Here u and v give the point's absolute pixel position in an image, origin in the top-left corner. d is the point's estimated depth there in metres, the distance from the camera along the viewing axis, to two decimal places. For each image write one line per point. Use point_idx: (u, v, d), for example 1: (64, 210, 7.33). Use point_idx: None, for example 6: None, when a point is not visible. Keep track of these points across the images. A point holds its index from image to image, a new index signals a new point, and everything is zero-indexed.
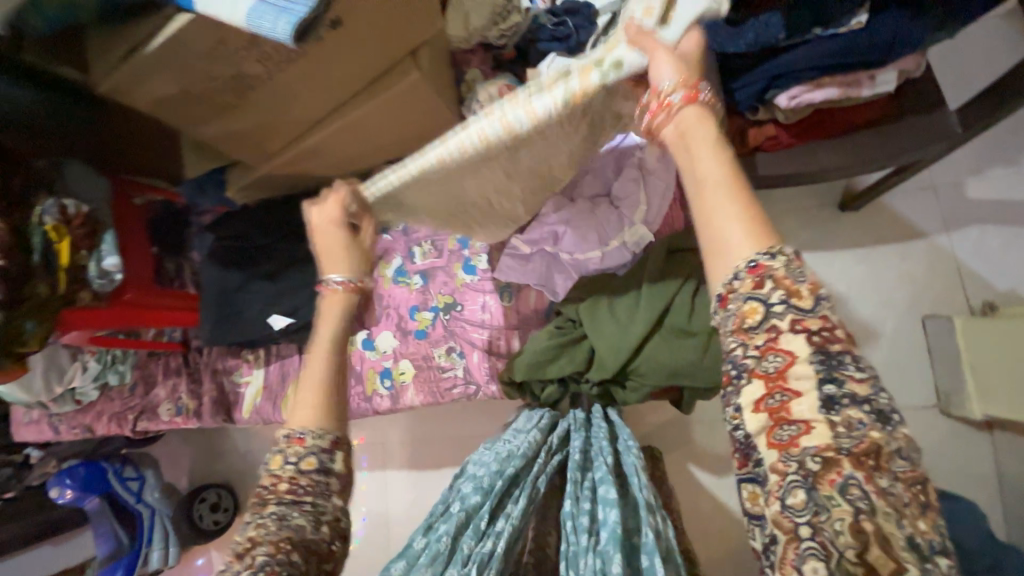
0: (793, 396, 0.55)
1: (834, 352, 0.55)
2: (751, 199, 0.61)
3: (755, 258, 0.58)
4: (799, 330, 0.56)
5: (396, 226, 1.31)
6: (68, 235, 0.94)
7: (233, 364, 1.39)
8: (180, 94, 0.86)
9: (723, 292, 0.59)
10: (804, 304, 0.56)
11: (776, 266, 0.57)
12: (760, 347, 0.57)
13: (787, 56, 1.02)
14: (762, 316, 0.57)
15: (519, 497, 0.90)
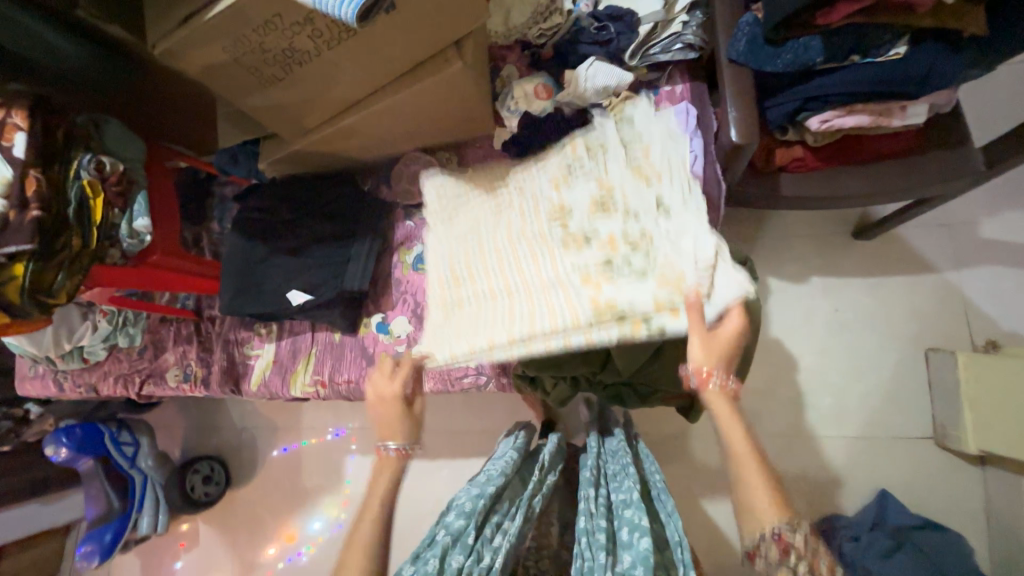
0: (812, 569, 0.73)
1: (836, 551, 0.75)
2: (768, 471, 0.82)
3: (779, 529, 0.76)
4: (817, 566, 0.73)
5: (418, 213, 1.34)
6: (102, 193, 0.96)
7: (245, 336, 1.40)
8: (230, 63, 0.87)
9: (755, 548, 0.78)
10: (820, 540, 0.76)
11: (795, 540, 0.75)
12: (791, 552, 0.74)
13: (823, 79, 1.04)
14: (795, 558, 0.74)
15: (514, 515, 0.98)
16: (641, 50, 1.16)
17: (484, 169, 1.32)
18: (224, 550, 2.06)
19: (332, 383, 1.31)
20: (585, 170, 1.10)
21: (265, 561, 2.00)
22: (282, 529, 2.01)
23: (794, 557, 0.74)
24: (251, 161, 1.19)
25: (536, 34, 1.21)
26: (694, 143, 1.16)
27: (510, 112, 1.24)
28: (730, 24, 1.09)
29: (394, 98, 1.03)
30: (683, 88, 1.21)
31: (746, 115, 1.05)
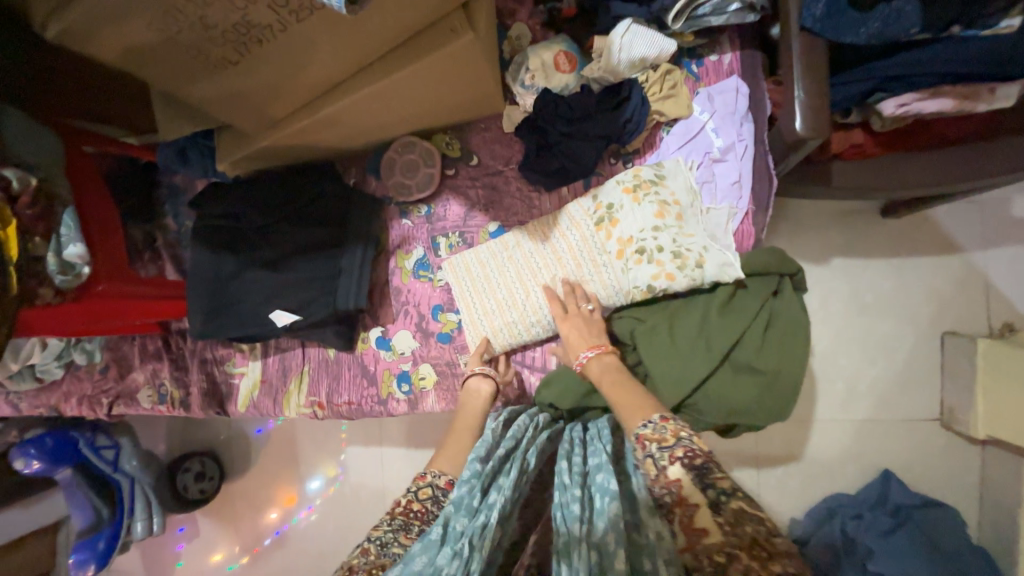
0: (690, 503, 0.61)
1: (703, 465, 0.64)
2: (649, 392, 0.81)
3: (639, 427, 0.74)
4: (674, 459, 0.66)
5: (417, 210, 1.14)
6: (14, 219, 0.73)
7: (225, 352, 1.25)
8: (161, 42, 0.63)
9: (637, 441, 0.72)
10: (668, 441, 0.69)
11: (649, 430, 0.72)
12: (662, 484, 0.65)
13: (908, 56, 0.87)
14: (652, 464, 0.68)
15: (510, 471, 0.75)
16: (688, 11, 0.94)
17: (491, 157, 1.11)
18: (224, 532, 1.99)
19: (331, 405, 1.19)
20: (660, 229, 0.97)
21: (269, 525, 1.95)
22: (282, 493, 1.96)
23: (673, 446, 0.68)
24: (207, 158, 0.96)
25: None
26: (744, 129, 0.98)
27: (524, 88, 1.03)
28: None
29: (384, 83, 0.80)
30: (731, 59, 1.01)
31: (817, 101, 0.87)
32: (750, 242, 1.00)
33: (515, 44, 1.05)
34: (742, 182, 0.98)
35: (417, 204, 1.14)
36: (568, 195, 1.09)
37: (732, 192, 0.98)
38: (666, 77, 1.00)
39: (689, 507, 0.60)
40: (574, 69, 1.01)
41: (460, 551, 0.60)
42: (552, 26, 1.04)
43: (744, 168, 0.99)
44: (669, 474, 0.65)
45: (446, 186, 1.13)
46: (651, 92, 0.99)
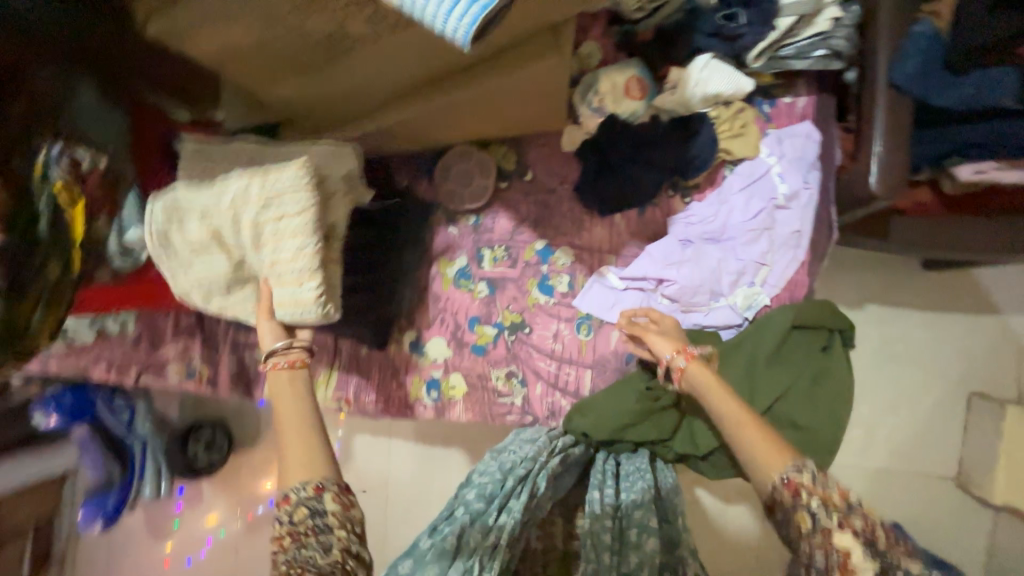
0: (840, 550, 0.63)
1: (856, 512, 0.65)
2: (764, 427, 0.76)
3: (787, 474, 0.69)
4: (846, 527, 0.64)
5: (465, 219, 1.13)
6: (84, 199, 0.73)
7: (257, 338, 1.25)
8: (255, 47, 0.63)
9: (789, 483, 0.68)
10: (839, 503, 0.66)
11: (806, 478, 0.68)
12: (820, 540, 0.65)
13: (994, 124, 0.84)
14: (810, 520, 0.66)
15: (522, 493, 0.88)
16: (770, 50, 0.92)
17: (547, 175, 1.10)
18: (223, 496, 1.95)
19: (358, 402, 1.20)
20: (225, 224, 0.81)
21: (264, 493, 1.93)
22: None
23: (808, 500, 0.67)
24: (268, 150, 0.95)
25: (633, 5, 0.93)
26: (811, 177, 0.96)
27: (591, 109, 1.01)
28: (897, 30, 0.85)
29: (459, 97, 0.79)
30: (806, 103, 0.98)
31: (895, 158, 0.85)
32: (802, 293, 0.97)
33: (585, 61, 1.03)
34: (803, 231, 0.96)
35: (466, 213, 1.13)
36: (620, 222, 1.07)
37: (792, 240, 0.96)
38: (737, 115, 0.97)
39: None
40: (644, 96, 0.98)
41: (474, 564, 0.78)
42: (626, 49, 1.02)
43: (806, 217, 0.96)
44: (834, 541, 0.64)
45: (497, 199, 1.12)
46: (720, 128, 0.98)
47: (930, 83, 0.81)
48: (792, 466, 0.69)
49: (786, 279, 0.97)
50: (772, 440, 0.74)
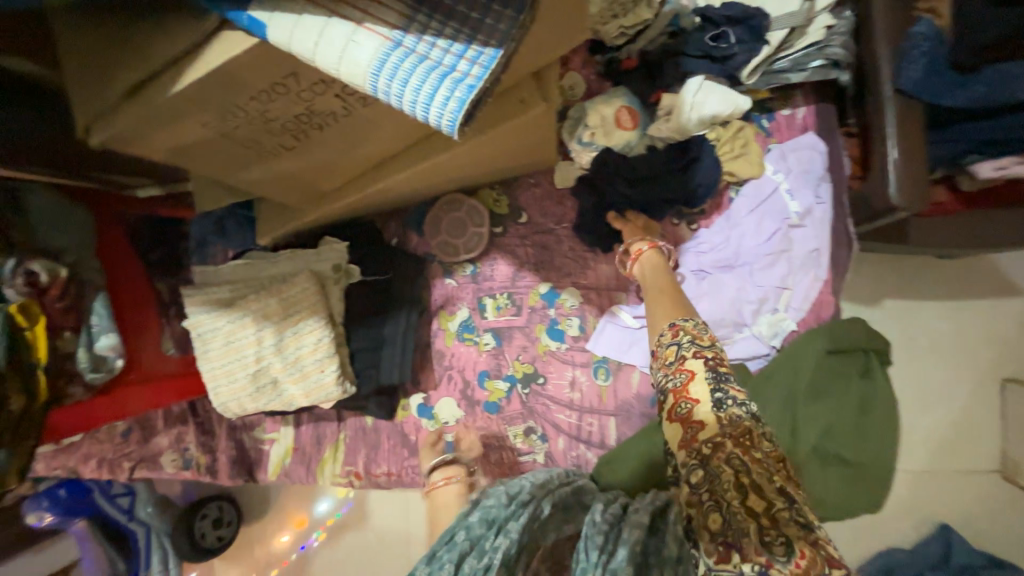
0: (692, 397, 0.64)
1: (722, 369, 0.65)
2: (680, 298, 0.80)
3: (677, 322, 0.73)
4: (699, 355, 0.66)
5: (462, 269, 1.07)
6: (42, 313, 0.67)
7: (255, 418, 1.17)
8: (216, 137, 0.56)
9: (676, 328, 0.72)
10: (705, 342, 0.68)
11: (688, 325, 0.71)
12: (672, 369, 0.67)
13: (1012, 119, 0.79)
14: (677, 356, 0.68)
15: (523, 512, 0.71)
16: (764, 65, 0.87)
17: (543, 215, 1.04)
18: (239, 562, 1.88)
19: (369, 476, 1.12)
20: (247, 354, 0.86)
21: (279, 550, 1.86)
22: (291, 515, 1.87)
23: (694, 367, 0.65)
24: (246, 228, 0.88)
25: (614, 32, 0.91)
26: (822, 191, 0.91)
27: (582, 145, 0.96)
28: (898, 34, 0.80)
29: (444, 155, 0.73)
30: (806, 114, 0.93)
31: (914, 167, 0.80)
32: (829, 314, 0.91)
33: (569, 95, 0.98)
34: (822, 249, 0.90)
35: (462, 264, 1.07)
36: None
37: (812, 260, 0.90)
38: (737, 134, 0.92)
39: (699, 427, 0.62)
40: (637, 126, 0.93)
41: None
42: (611, 78, 0.97)
43: (823, 233, 0.91)
44: (685, 366, 0.66)
45: (494, 246, 1.06)
46: (722, 150, 0.92)
47: (939, 84, 0.77)
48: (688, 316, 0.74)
49: (811, 301, 0.90)
50: (685, 306, 0.78)
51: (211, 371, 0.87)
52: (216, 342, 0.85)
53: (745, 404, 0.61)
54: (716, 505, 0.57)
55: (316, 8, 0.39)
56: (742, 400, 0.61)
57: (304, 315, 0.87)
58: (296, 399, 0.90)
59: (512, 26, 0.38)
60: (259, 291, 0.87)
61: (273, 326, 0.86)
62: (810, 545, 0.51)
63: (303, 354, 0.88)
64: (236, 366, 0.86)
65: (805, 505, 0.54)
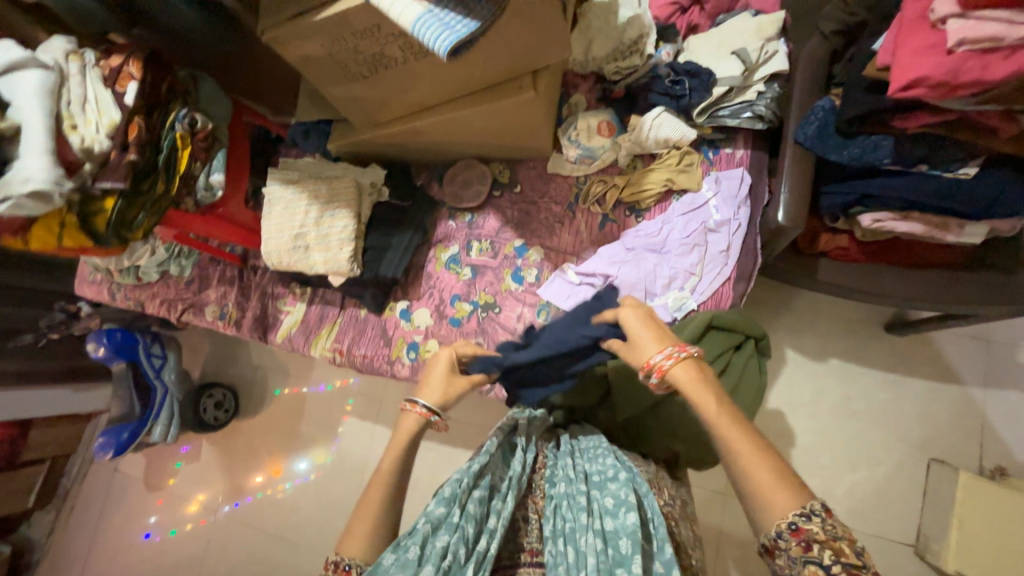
0: (808, 549, 0.60)
1: (845, 553, 0.59)
2: (756, 438, 0.68)
3: (795, 520, 0.61)
4: (828, 545, 0.59)
5: (463, 215, 1.40)
6: (190, 146, 1.04)
7: (281, 292, 1.52)
8: (326, 56, 0.94)
9: (794, 528, 0.61)
10: (829, 528, 0.60)
11: (814, 522, 0.61)
12: (793, 538, 0.61)
13: (883, 181, 1.04)
14: (806, 553, 0.60)
15: (504, 494, 0.84)
16: (710, 109, 1.18)
17: (533, 190, 1.37)
18: (217, 469, 2.11)
19: (349, 354, 1.41)
20: (296, 222, 1.21)
21: (253, 487, 2.05)
22: (271, 462, 2.06)
23: (818, 549, 0.59)
24: (323, 139, 1.27)
25: (613, 71, 1.27)
26: (741, 211, 1.18)
27: (569, 141, 1.29)
28: (805, 103, 1.10)
29: (463, 112, 1.09)
30: (743, 155, 1.22)
31: (798, 199, 1.07)
32: (726, 304, 1.15)
33: (572, 108, 1.34)
34: (730, 252, 1.16)
35: (464, 212, 1.41)
36: (584, 230, 1.31)
37: (719, 258, 1.16)
38: (684, 156, 1.22)
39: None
40: (611, 135, 1.26)
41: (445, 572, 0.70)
42: (603, 100, 1.32)
43: (733, 242, 1.17)
44: (809, 547, 0.60)
45: (490, 204, 1.39)
46: (669, 163, 1.22)
47: (827, 142, 1.04)
48: (804, 509, 0.62)
49: (713, 291, 1.15)
50: (785, 475, 0.65)
51: (269, 229, 1.23)
52: (278, 207, 1.22)
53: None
54: None
55: None
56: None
57: (341, 206, 1.23)
58: (317, 264, 1.24)
59: (488, 14, 0.73)
60: (319, 182, 1.24)
61: (318, 206, 1.22)
62: None
63: (334, 233, 1.23)
64: (286, 226, 1.22)
65: None
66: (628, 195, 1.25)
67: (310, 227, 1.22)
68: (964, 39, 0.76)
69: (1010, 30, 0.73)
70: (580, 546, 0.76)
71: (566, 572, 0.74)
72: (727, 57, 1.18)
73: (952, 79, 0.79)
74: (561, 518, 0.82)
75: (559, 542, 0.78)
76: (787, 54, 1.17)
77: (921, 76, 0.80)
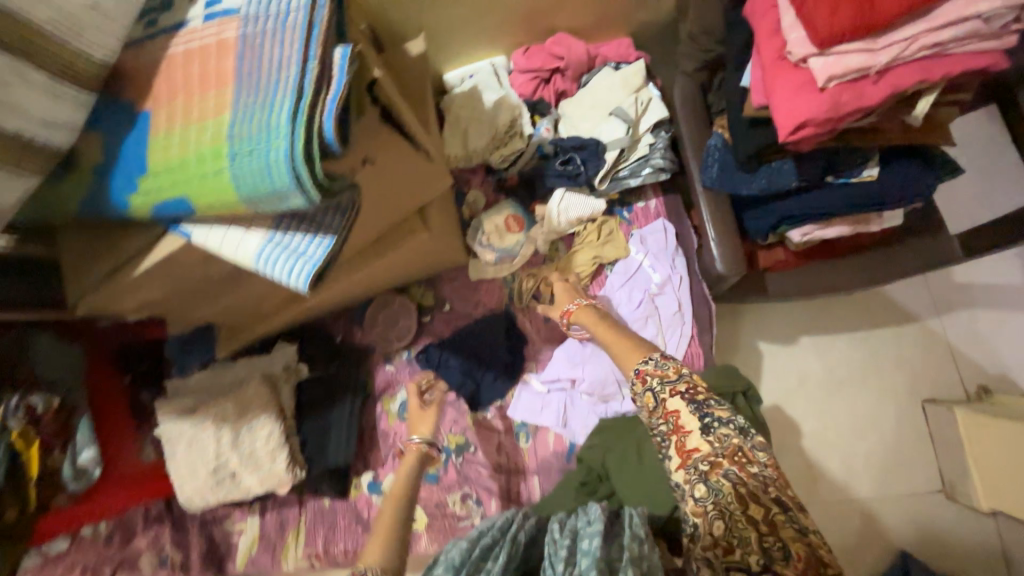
0: (683, 427, 0.78)
1: (700, 398, 0.79)
2: (633, 338, 0.93)
3: (639, 365, 0.87)
4: (676, 394, 0.80)
5: (399, 355, 1.25)
6: (36, 439, 0.83)
7: (225, 511, 1.28)
8: (168, 293, 0.76)
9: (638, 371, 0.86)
10: (671, 377, 0.82)
11: (651, 366, 0.85)
12: (656, 401, 0.82)
13: (798, 199, 1.02)
14: (654, 398, 0.82)
15: (499, 553, 0.77)
16: (610, 173, 1.12)
17: (463, 303, 1.25)
18: None
19: (328, 555, 1.21)
20: (209, 454, 1.01)
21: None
22: None
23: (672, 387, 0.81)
24: (207, 345, 1.07)
25: (499, 159, 1.18)
26: (677, 263, 1.13)
27: (482, 246, 1.19)
28: (698, 145, 1.07)
29: (359, 274, 0.96)
30: (657, 205, 1.17)
31: (729, 243, 1.03)
32: (699, 363, 1.10)
33: (472, 207, 1.24)
34: (683, 310, 1.11)
35: (398, 351, 1.25)
36: (531, 330, 1.21)
37: (676, 320, 1.10)
38: (602, 226, 1.16)
39: (683, 433, 0.78)
40: (522, 228, 1.18)
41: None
42: (500, 191, 1.24)
43: (682, 298, 1.11)
44: (669, 407, 0.80)
45: (424, 333, 1.25)
46: (590, 240, 1.16)
47: (733, 180, 1.01)
48: (646, 359, 0.86)
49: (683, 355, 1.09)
50: (638, 345, 0.91)
51: (180, 474, 1.01)
52: (181, 445, 1.01)
53: (729, 423, 0.76)
54: (723, 541, 0.68)
55: (220, 223, 0.61)
56: (725, 419, 0.77)
57: (256, 413, 1.04)
58: (253, 488, 1.04)
59: (341, 222, 0.60)
60: (222, 396, 1.05)
61: (229, 426, 1.02)
62: (801, 547, 0.67)
63: (259, 447, 1.04)
64: (199, 464, 1.01)
65: (775, 480, 0.72)
66: (563, 282, 1.17)
67: (227, 453, 1.02)
68: (831, 75, 0.74)
69: (873, 58, 0.71)
70: None
71: None
72: (607, 118, 1.13)
73: (835, 113, 0.76)
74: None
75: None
76: (660, 97, 1.14)
77: (807, 118, 0.77)
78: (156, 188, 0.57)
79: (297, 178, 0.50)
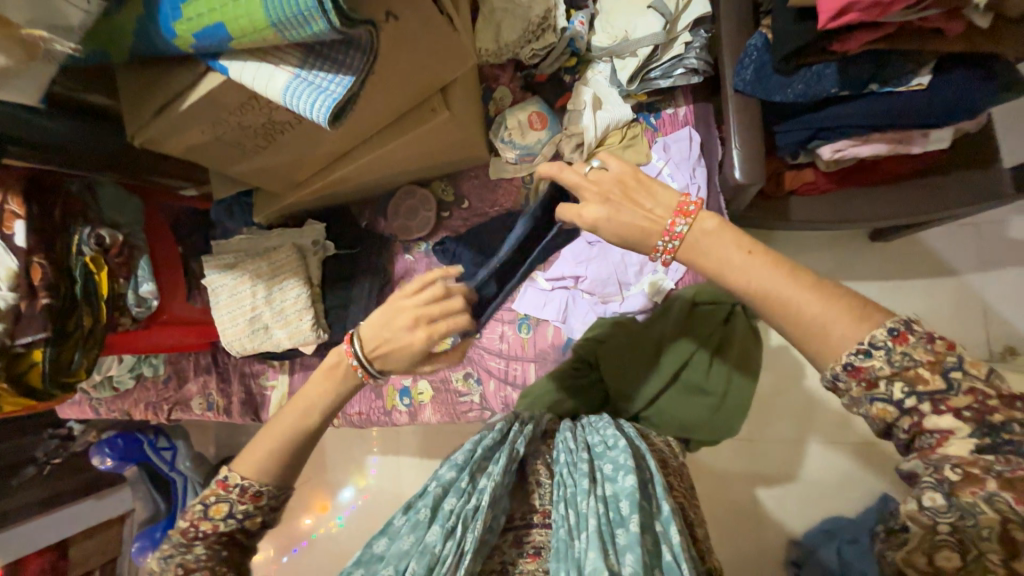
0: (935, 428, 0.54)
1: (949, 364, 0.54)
2: (818, 291, 0.59)
3: (852, 360, 0.57)
4: (910, 389, 0.55)
5: (417, 246, 1.33)
6: (105, 266, 0.98)
7: (260, 369, 1.47)
8: (212, 140, 0.85)
9: (853, 366, 0.57)
10: (933, 378, 0.54)
11: (876, 364, 0.56)
12: (874, 379, 0.56)
13: (835, 109, 0.96)
14: (883, 410, 0.57)
15: (500, 457, 0.87)
16: (640, 73, 1.10)
17: (480, 201, 1.28)
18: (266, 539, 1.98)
19: (345, 415, 1.38)
20: (248, 304, 1.15)
21: (303, 529, 1.92)
22: (318, 498, 1.96)
23: (917, 356, 0.54)
24: (247, 213, 1.19)
25: (530, 54, 1.15)
26: (697, 173, 1.11)
27: (504, 142, 1.19)
28: (739, 45, 1.01)
29: (381, 150, 1.00)
30: (686, 111, 1.14)
31: (751, 152, 1.00)
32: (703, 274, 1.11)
33: (499, 104, 1.23)
34: None
35: (417, 242, 1.32)
36: None
37: None
38: (627, 131, 1.16)
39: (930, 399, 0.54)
40: (545, 126, 1.17)
41: (455, 529, 0.75)
42: (527, 88, 1.23)
43: None
44: (910, 371, 0.54)
45: (441, 227, 1.31)
46: (612, 142, 1.15)
47: (768, 83, 0.96)
48: (861, 345, 0.56)
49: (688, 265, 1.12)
50: (835, 302, 0.59)
51: (221, 316, 1.16)
52: (223, 295, 1.16)
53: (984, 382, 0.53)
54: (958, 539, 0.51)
55: (254, 57, 0.66)
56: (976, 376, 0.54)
57: (282, 268, 1.16)
58: (282, 341, 1.18)
59: (362, 63, 0.64)
60: (257, 257, 1.16)
61: (264, 283, 1.15)
62: None
63: (288, 301, 1.17)
64: (238, 312, 1.15)
65: None
66: None
67: (262, 302, 1.16)
68: None
69: None
70: (579, 507, 0.77)
71: (569, 534, 0.75)
72: (645, 13, 1.07)
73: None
74: (563, 485, 0.83)
75: (561, 507, 0.79)
76: None
77: (852, 0, 0.72)
78: (197, 13, 0.62)
79: (319, 1, 0.54)
